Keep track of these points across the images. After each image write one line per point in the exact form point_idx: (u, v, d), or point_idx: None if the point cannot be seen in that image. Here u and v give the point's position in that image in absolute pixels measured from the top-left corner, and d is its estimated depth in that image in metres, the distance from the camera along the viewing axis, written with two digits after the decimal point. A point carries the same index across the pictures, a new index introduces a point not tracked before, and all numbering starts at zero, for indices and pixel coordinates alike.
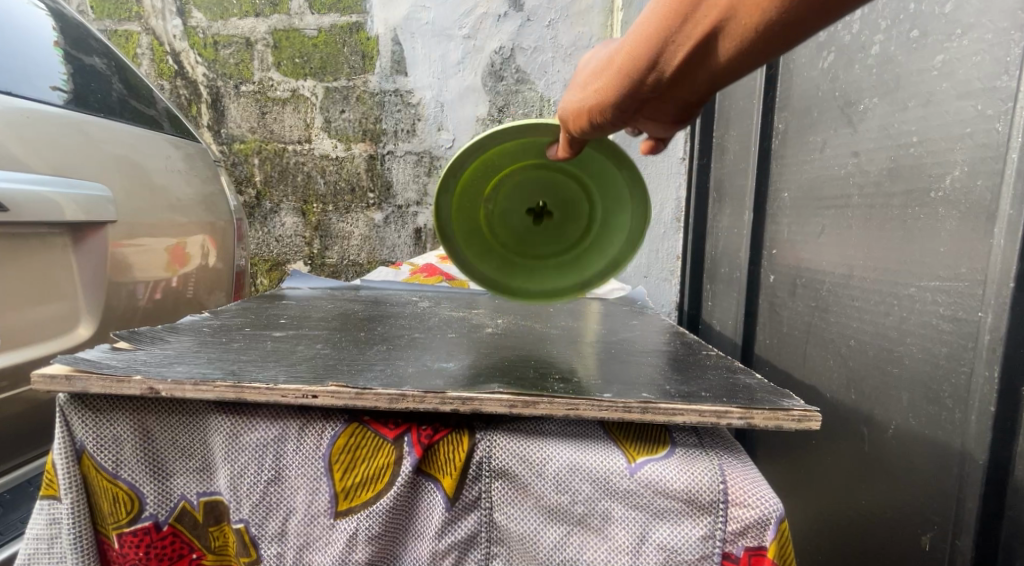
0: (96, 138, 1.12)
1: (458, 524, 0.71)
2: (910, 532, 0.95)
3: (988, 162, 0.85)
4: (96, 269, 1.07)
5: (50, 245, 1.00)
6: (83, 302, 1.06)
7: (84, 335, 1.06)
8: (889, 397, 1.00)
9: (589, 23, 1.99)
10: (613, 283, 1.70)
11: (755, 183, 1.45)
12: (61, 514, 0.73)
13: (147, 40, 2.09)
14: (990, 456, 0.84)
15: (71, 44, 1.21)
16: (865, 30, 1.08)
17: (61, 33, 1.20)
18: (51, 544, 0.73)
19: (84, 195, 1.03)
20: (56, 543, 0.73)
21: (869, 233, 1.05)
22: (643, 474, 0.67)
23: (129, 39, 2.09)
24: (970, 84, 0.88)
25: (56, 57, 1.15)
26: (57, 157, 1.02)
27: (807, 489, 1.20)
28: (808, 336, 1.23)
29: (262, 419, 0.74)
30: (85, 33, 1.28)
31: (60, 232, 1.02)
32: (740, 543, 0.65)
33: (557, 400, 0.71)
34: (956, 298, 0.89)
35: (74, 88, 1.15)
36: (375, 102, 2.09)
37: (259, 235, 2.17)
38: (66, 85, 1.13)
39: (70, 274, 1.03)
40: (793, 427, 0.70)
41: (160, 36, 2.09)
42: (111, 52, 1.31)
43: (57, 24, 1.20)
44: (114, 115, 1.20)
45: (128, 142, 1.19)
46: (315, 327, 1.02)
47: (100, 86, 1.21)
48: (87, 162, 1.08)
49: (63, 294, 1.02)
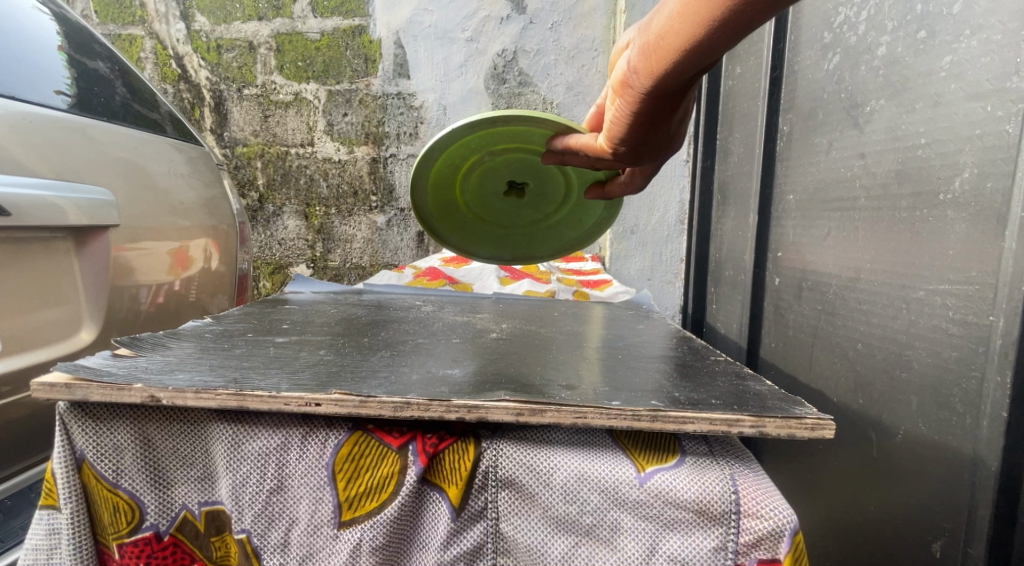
0: (100, 141, 1.11)
1: (465, 534, 0.70)
2: (921, 540, 0.94)
3: (998, 164, 0.84)
4: (97, 273, 1.06)
5: (53, 249, 1.00)
6: (85, 306, 1.05)
7: (85, 340, 1.05)
8: (898, 401, 0.98)
9: (592, 26, 1.99)
10: (619, 286, 1.69)
11: (760, 185, 1.44)
12: (61, 524, 0.72)
13: (151, 44, 2.09)
14: (1002, 462, 0.83)
15: (75, 48, 1.20)
16: (872, 31, 1.07)
17: (65, 37, 1.19)
18: (50, 554, 0.73)
19: (87, 199, 1.02)
20: (56, 552, 0.73)
21: (877, 236, 1.04)
22: (653, 484, 0.66)
23: (132, 44, 2.08)
24: (980, 85, 0.87)
25: (60, 61, 1.14)
26: (60, 162, 1.02)
27: (816, 494, 1.19)
28: (815, 339, 1.21)
29: (264, 427, 0.72)
30: (88, 37, 1.27)
31: (63, 236, 1.01)
32: (753, 555, 0.64)
33: (565, 408, 0.70)
34: (966, 301, 0.88)
35: (79, 92, 1.14)
36: (378, 105, 2.08)
37: (262, 238, 2.16)
38: (71, 90, 1.13)
39: (71, 279, 1.03)
40: (805, 436, 0.68)
41: (164, 39, 2.09)
42: (115, 55, 1.31)
43: (61, 28, 1.20)
44: (118, 119, 1.19)
45: (131, 146, 1.18)
46: (318, 333, 1.01)
47: (104, 91, 1.21)
48: (91, 166, 1.07)
49: (65, 298, 1.02)
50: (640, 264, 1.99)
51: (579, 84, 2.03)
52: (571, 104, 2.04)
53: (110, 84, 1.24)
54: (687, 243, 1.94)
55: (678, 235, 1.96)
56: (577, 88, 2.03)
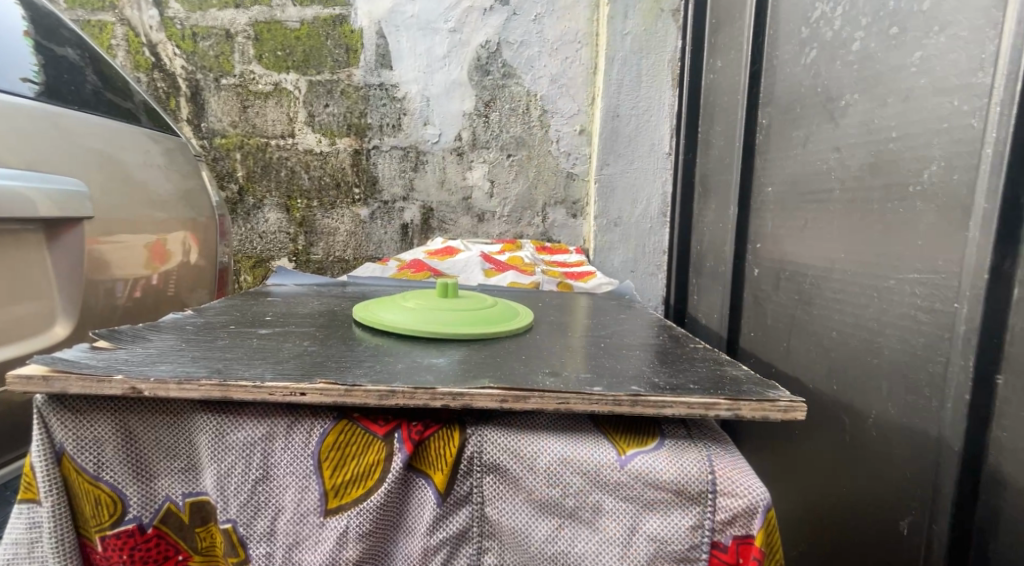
0: (71, 132, 1.10)
1: (450, 519, 0.71)
2: (889, 519, 0.97)
3: (963, 157, 0.87)
4: (72, 266, 1.06)
5: (24, 242, 0.99)
6: (60, 302, 1.05)
7: (61, 334, 1.05)
8: (870, 386, 1.02)
9: (575, 18, 2.00)
10: (601, 277, 1.72)
11: (740, 177, 1.47)
12: (42, 517, 0.73)
13: (123, 31, 2.07)
14: (964, 443, 0.86)
15: (42, 34, 1.17)
16: (847, 26, 1.10)
17: (32, 23, 1.15)
18: (32, 547, 0.74)
19: (62, 192, 1.02)
20: (38, 546, 0.74)
21: (850, 227, 1.07)
22: (632, 466, 0.68)
23: (104, 30, 2.06)
24: (948, 80, 0.90)
25: (27, 47, 1.11)
26: (32, 152, 1.01)
27: (793, 479, 1.22)
28: (791, 328, 1.24)
29: (249, 418, 0.74)
30: (55, 23, 1.24)
31: (34, 229, 1.01)
32: (728, 532, 0.67)
33: (548, 394, 0.71)
34: (934, 290, 0.91)
35: (46, 80, 1.11)
36: (360, 96, 2.07)
37: (242, 231, 2.14)
38: (38, 77, 1.10)
39: (45, 273, 1.02)
40: (779, 417, 0.71)
41: (136, 26, 2.07)
42: (83, 42, 1.28)
43: (27, 14, 1.16)
44: (90, 108, 1.18)
45: (104, 137, 1.17)
46: (302, 325, 1.02)
47: (74, 79, 1.19)
48: (63, 157, 1.06)
49: (39, 293, 1.01)
50: (624, 255, 1.98)
51: (563, 76, 2.04)
52: (554, 96, 2.05)
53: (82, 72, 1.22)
54: (669, 234, 1.96)
55: (660, 227, 1.96)
56: (560, 80, 2.04)
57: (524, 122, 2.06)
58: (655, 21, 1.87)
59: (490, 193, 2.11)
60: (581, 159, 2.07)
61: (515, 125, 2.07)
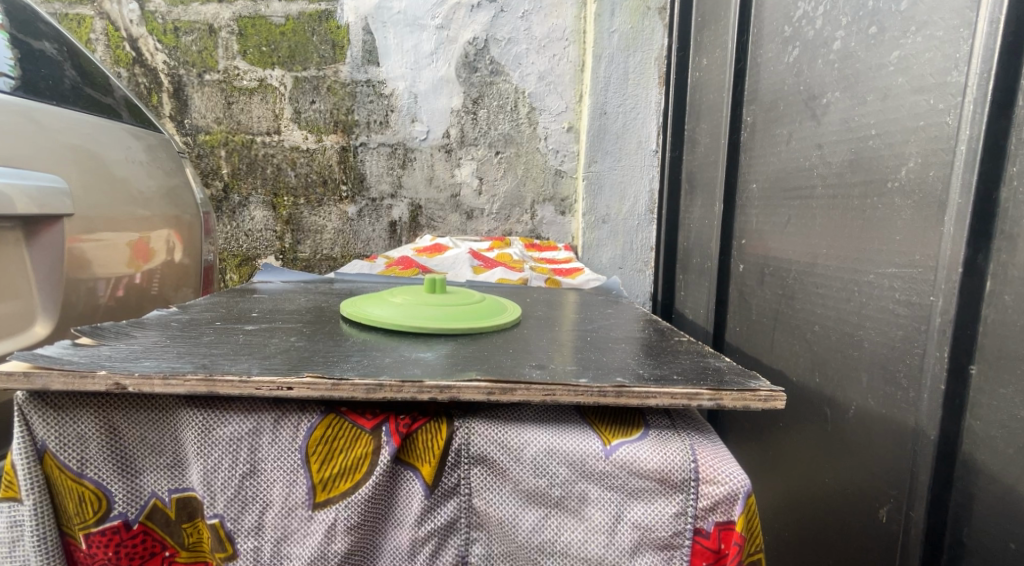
0: (49, 128, 1.09)
1: (438, 511, 0.73)
2: (869, 507, 1.00)
3: (939, 154, 0.89)
4: (51, 265, 1.05)
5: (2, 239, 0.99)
6: (39, 300, 1.04)
7: (41, 334, 1.04)
8: (850, 378, 1.04)
9: (562, 15, 2.02)
10: (589, 273, 1.74)
11: (726, 173, 1.49)
12: (23, 516, 0.73)
13: (102, 25, 2.05)
14: (941, 431, 0.88)
15: (18, 28, 1.16)
16: (827, 26, 1.12)
17: (7, 17, 1.15)
18: (12, 547, 0.73)
19: (38, 187, 1.02)
20: (19, 545, 0.73)
21: (832, 223, 1.09)
22: (618, 456, 0.70)
23: (82, 24, 2.05)
24: (924, 79, 0.92)
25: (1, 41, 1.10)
26: (9, 148, 1.00)
27: (777, 471, 1.24)
28: (775, 322, 1.26)
29: (235, 413, 0.74)
30: (33, 16, 1.24)
31: (12, 226, 1.00)
32: (710, 518, 0.68)
33: (534, 386, 0.73)
34: (910, 284, 0.93)
35: (22, 74, 1.11)
36: (347, 93, 2.07)
37: (228, 229, 2.13)
38: (14, 72, 1.09)
39: (24, 271, 1.02)
40: (760, 406, 0.72)
41: (115, 20, 2.06)
42: (62, 35, 1.27)
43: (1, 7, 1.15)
44: (67, 103, 1.17)
45: (83, 132, 1.16)
46: (288, 321, 1.03)
47: (52, 73, 1.18)
48: (40, 153, 1.05)
49: (18, 291, 1.01)
50: (612, 252, 1.99)
51: (551, 73, 2.05)
52: (542, 93, 2.06)
53: (59, 67, 1.21)
54: (657, 231, 1.98)
55: (648, 224, 1.98)
56: (548, 77, 2.05)
57: (512, 119, 2.07)
58: (641, 18, 1.89)
59: (478, 191, 2.11)
60: (569, 156, 2.08)
61: (503, 122, 2.07)
